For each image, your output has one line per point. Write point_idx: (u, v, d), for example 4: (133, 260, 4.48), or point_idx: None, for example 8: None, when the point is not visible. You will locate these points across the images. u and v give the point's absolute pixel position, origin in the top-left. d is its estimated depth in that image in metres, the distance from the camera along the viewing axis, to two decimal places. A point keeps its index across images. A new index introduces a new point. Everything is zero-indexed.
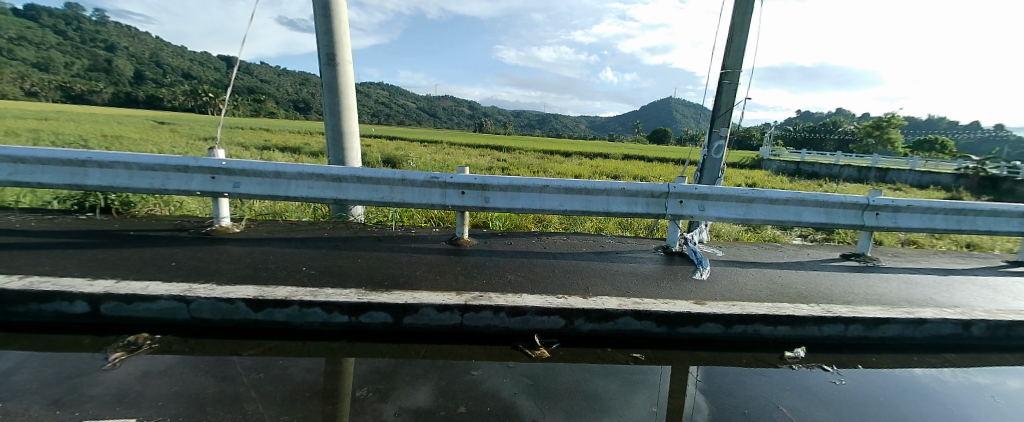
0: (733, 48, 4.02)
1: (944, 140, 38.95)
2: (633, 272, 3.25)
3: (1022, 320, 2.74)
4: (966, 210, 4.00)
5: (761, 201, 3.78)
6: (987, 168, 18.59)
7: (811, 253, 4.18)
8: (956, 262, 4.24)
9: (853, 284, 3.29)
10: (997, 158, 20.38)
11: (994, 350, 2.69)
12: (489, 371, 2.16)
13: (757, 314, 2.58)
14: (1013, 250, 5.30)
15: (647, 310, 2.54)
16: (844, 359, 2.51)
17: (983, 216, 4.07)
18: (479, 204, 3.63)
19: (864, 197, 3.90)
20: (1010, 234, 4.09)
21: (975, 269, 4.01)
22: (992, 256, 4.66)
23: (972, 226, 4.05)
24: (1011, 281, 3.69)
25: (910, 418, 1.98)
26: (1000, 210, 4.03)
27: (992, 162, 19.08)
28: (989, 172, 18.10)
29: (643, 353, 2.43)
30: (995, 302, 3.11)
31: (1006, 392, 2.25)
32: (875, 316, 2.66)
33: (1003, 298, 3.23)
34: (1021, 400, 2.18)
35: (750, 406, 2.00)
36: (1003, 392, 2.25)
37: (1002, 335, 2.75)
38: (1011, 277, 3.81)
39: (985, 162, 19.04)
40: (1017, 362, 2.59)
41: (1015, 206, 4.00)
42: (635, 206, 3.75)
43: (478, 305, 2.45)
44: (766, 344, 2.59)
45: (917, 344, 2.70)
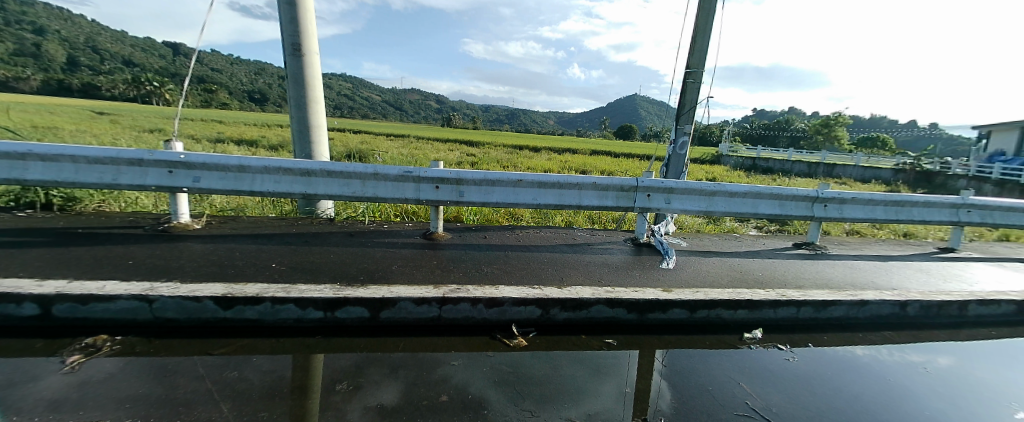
0: (697, 48, 4.22)
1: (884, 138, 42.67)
2: (604, 262, 3.37)
3: (947, 300, 3.07)
4: (903, 202, 4.39)
5: (722, 194, 3.99)
6: (924, 164, 20.43)
7: (766, 242, 4.47)
8: (894, 249, 4.66)
9: (804, 270, 3.56)
10: (928, 155, 22.37)
11: (925, 327, 3.01)
12: (468, 362, 2.20)
13: (719, 299, 2.76)
14: (945, 239, 5.87)
15: (619, 298, 2.65)
16: (796, 339, 2.72)
17: (918, 207, 4.48)
18: (453, 198, 3.64)
19: (814, 191, 4.20)
20: (940, 223, 4.53)
21: (910, 255, 4.43)
22: (926, 243, 5.14)
23: (908, 216, 4.45)
24: (940, 265, 4.11)
25: (850, 393, 2.19)
26: (932, 202, 4.45)
27: (927, 159, 20.92)
28: (924, 168, 19.84)
29: (616, 339, 2.55)
30: (927, 284, 3.46)
31: (933, 365, 2.54)
32: (824, 298, 2.90)
33: (934, 281, 3.59)
34: (945, 372, 2.48)
35: (713, 385, 2.16)
36: (930, 365, 2.54)
37: (932, 313, 3.07)
38: (938, 262, 4.24)
39: (920, 159, 20.89)
40: (944, 337, 2.91)
41: (944, 198, 4.43)
42: (606, 199, 3.86)
43: (457, 297, 2.47)
44: (727, 327, 2.77)
45: (861, 324, 2.97)
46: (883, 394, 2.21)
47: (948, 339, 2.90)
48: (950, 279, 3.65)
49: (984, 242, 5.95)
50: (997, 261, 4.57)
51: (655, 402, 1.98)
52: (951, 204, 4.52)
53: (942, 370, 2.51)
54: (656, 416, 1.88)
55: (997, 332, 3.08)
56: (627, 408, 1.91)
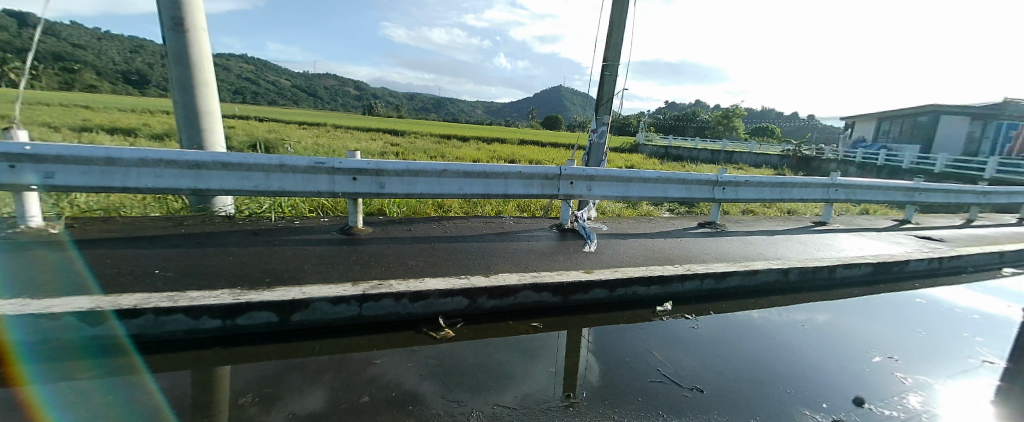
0: (613, 42, 4.42)
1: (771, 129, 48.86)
2: (531, 249, 3.44)
3: (818, 265, 3.61)
4: (786, 183, 5.05)
5: (637, 180, 4.27)
6: (803, 151, 23.76)
7: (677, 223, 4.89)
8: (779, 225, 5.37)
9: (708, 247, 3.95)
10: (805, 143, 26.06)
11: (801, 290, 3.51)
12: (392, 358, 2.11)
13: (635, 277, 2.95)
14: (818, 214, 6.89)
15: (544, 282, 2.71)
16: (700, 308, 3.02)
17: (797, 188, 5.17)
18: (373, 190, 3.44)
19: (714, 175, 4.66)
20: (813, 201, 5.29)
21: (791, 229, 5.12)
22: (803, 219, 5.99)
23: (790, 196, 5.13)
24: (813, 237, 4.81)
25: (743, 350, 2.51)
26: (807, 183, 5.18)
27: (804, 146, 24.35)
28: (802, 155, 23.08)
29: (541, 322, 2.62)
30: (803, 253, 4.03)
31: (806, 322, 2.98)
32: (722, 270, 3.25)
33: (809, 250, 4.19)
34: (814, 326, 2.93)
35: (631, 355, 2.33)
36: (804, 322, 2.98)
37: (807, 277, 3.59)
38: (811, 234, 4.95)
39: (800, 146, 24.22)
40: (814, 297, 3.43)
41: (815, 179, 5.18)
42: (531, 187, 3.92)
43: (378, 294, 2.35)
44: (642, 302, 2.99)
45: (753, 290, 3.38)
46: (767, 348, 2.57)
47: (817, 298, 3.43)
48: (820, 248, 4.30)
49: (844, 216, 7.09)
50: (853, 231, 5.47)
51: (582, 377, 2.08)
52: (820, 184, 5.29)
53: (813, 325, 2.96)
54: (582, 391, 1.97)
55: (852, 290, 3.70)
56: (557, 386, 1.98)
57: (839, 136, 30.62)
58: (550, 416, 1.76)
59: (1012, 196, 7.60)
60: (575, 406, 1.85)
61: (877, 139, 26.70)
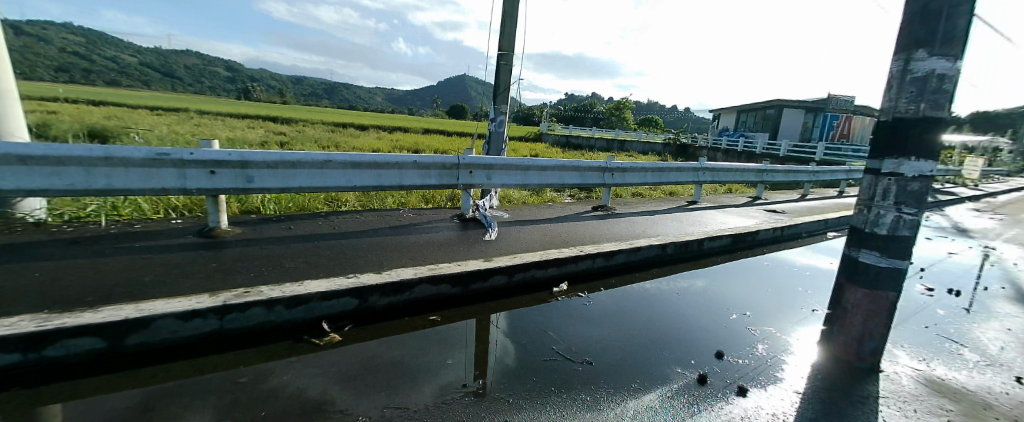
0: (507, 31, 4.43)
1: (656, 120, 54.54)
2: (429, 241, 3.33)
3: (689, 240, 4.10)
4: (665, 169, 5.62)
5: (535, 169, 4.40)
6: (680, 139, 26.91)
7: (573, 208, 5.16)
8: (660, 205, 5.99)
9: (600, 228, 4.23)
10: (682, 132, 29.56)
11: (676, 262, 3.98)
12: (266, 372, 1.86)
13: (532, 261, 3.03)
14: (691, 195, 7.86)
15: (441, 274, 2.63)
16: (591, 286, 3.27)
17: (674, 172, 5.80)
18: (240, 185, 3.02)
19: (604, 162, 5.01)
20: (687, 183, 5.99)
21: (670, 209, 5.75)
22: (679, 199, 6.77)
23: (669, 179, 5.72)
24: (686, 214, 5.46)
25: (625, 319, 2.87)
26: (682, 168, 5.84)
27: (681, 135, 27.60)
28: (680, 143, 26.15)
29: (440, 315, 2.56)
30: (678, 229, 4.55)
31: (676, 290, 3.43)
32: (612, 249, 3.51)
33: (683, 226, 4.74)
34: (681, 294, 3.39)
35: (538, 337, 2.48)
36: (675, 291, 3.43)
37: (681, 251, 4.06)
38: (685, 212, 5.62)
39: (678, 136, 27.41)
40: (685, 268, 3.92)
41: (687, 165, 5.87)
42: (428, 178, 3.79)
43: (243, 303, 2.06)
44: (540, 285, 3.09)
45: (637, 265, 3.73)
46: (643, 314, 2.98)
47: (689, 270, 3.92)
48: (691, 224, 4.89)
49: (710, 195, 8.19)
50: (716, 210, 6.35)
51: (497, 361, 2.16)
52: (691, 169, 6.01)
53: (680, 291, 3.44)
54: (498, 373, 2.06)
55: (716, 260, 4.30)
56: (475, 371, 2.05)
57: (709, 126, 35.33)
58: (470, 402, 1.79)
59: (827, 174, 9.50)
60: (486, 391, 1.89)
61: (738, 128, 31.29)
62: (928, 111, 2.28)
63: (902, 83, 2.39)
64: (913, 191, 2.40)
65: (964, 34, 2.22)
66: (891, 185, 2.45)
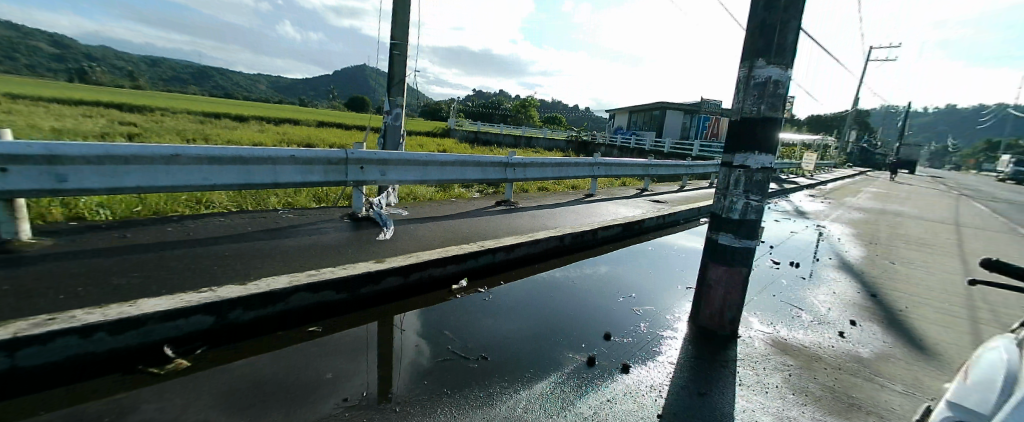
0: (400, 19, 4.24)
1: (562, 118, 57.56)
2: (314, 244, 3.05)
3: (585, 231, 4.37)
4: (563, 164, 5.95)
5: (434, 164, 4.29)
6: (582, 136, 28.69)
7: (476, 203, 5.13)
8: (560, 198, 6.31)
9: (502, 223, 4.26)
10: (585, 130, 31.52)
11: (572, 253, 4.22)
12: (90, 412, 1.53)
13: (429, 260, 2.94)
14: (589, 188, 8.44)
15: (321, 281, 2.42)
16: (491, 281, 3.30)
17: (571, 167, 6.17)
18: (49, 186, 2.45)
19: (506, 157, 5.08)
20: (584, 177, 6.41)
21: (569, 201, 6.06)
22: (578, 192, 7.18)
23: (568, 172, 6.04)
24: (583, 206, 5.81)
25: (527, 310, 2.97)
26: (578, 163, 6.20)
27: (583, 133, 29.51)
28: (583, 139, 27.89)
29: (322, 325, 2.36)
30: (575, 220, 4.81)
31: (572, 280, 3.63)
32: (513, 242, 3.57)
33: (580, 217, 5.02)
34: (575, 283, 3.59)
35: (450, 334, 2.47)
36: (570, 280, 3.63)
37: (577, 241, 4.31)
38: (582, 204, 5.95)
39: (580, 133, 29.19)
40: (579, 258, 4.18)
41: (583, 160, 6.27)
42: (310, 174, 3.48)
43: (48, 333, 1.66)
44: (437, 283, 3.02)
45: (537, 257, 3.86)
46: (545, 304, 3.11)
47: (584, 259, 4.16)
48: (587, 215, 5.20)
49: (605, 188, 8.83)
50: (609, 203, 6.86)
51: (412, 363, 2.12)
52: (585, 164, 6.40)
53: (574, 280, 3.65)
54: (412, 374, 2.02)
55: (609, 248, 4.62)
56: (384, 373, 1.99)
57: (609, 124, 38.19)
58: (382, 406, 1.74)
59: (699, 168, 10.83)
60: (397, 393, 1.85)
61: (630, 127, 34.43)
62: (766, 112, 2.69)
63: (748, 87, 2.77)
64: (757, 181, 2.79)
65: (793, 48, 2.64)
66: (741, 175, 2.83)
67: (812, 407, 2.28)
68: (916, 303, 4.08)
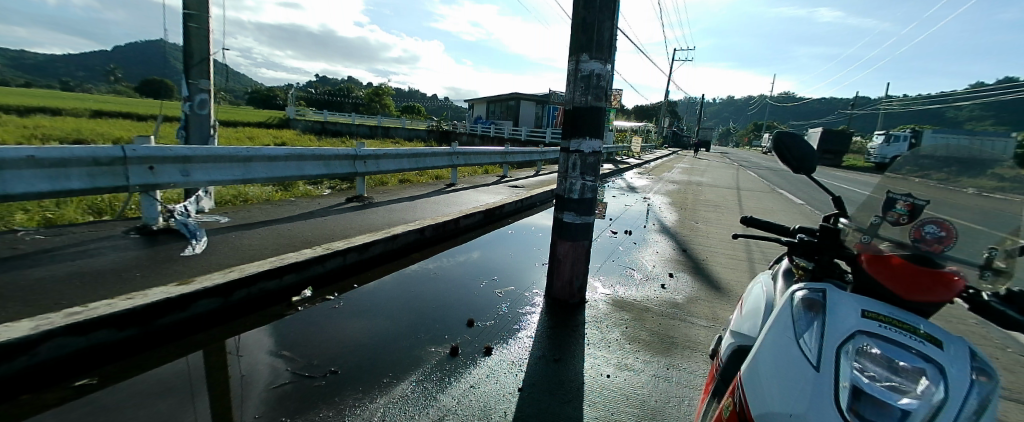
0: None
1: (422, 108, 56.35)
2: (87, 271, 2.40)
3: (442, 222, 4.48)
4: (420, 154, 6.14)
5: (258, 159, 3.91)
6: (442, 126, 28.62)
7: (321, 201, 4.86)
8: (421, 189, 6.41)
9: (353, 220, 4.11)
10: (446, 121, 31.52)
11: (430, 245, 4.29)
12: None
13: (257, 273, 2.62)
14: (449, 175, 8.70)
15: (92, 318, 1.92)
16: (339, 287, 3.11)
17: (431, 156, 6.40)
18: None
19: (353, 150, 5.01)
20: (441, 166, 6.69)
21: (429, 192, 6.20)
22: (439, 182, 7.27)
23: (425, 162, 6.29)
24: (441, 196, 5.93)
25: (387, 309, 2.86)
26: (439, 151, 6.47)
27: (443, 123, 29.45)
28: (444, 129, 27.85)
29: (99, 374, 1.87)
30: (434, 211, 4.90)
31: (432, 272, 3.66)
32: (363, 242, 3.45)
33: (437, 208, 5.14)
34: (434, 275, 3.62)
35: (302, 351, 2.23)
36: (429, 272, 3.66)
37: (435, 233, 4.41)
38: (442, 193, 6.03)
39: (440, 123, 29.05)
40: (438, 249, 4.29)
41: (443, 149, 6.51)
42: (67, 181, 2.73)
43: None
44: (271, 298, 2.72)
45: (392, 253, 3.78)
46: (407, 300, 3.04)
47: (441, 252, 4.20)
48: (445, 204, 5.43)
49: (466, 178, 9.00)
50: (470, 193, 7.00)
51: (275, 383, 1.92)
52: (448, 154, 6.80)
53: (434, 273, 3.67)
54: (276, 397, 1.83)
55: (467, 239, 4.77)
56: (221, 410, 1.70)
57: (470, 113, 38.88)
58: None
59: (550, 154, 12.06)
60: None
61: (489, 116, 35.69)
62: (593, 102, 3.00)
63: (576, 80, 3.04)
64: (590, 163, 3.12)
65: (609, 45, 2.99)
66: (577, 160, 3.12)
67: (643, 351, 2.69)
68: (710, 252, 5.20)
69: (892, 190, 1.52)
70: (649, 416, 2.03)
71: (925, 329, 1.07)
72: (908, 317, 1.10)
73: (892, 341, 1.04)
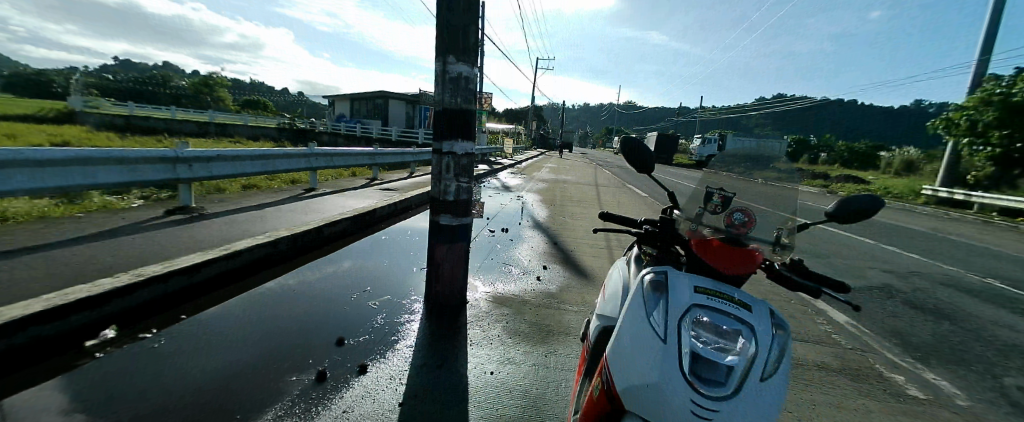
0: None
1: (271, 104, 49.58)
2: None
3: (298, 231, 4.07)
4: (266, 156, 5.61)
5: (20, 162, 2.93)
6: (297, 125, 25.73)
7: (132, 215, 4.10)
8: (270, 198, 5.95)
9: (178, 237, 3.54)
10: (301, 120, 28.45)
11: (285, 259, 3.86)
12: None
13: (24, 316, 1.95)
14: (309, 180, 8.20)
15: None
16: (161, 321, 2.51)
17: (279, 159, 5.91)
18: None
19: (173, 150, 4.23)
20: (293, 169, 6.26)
21: (280, 201, 5.81)
22: (294, 191, 6.74)
23: (273, 166, 5.79)
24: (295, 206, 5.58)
25: (232, 338, 2.40)
26: (288, 154, 6.05)
27: (298, 123, 26.46)
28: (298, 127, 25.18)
29: None
30: (286, 223, 4.55)
31: (290, 290, 3.24)
32: (193, 263, 2.88)
33: (289, 219, 4.81)
34: (293, 292, 3.20)
35: (104, 407, 1.70)
36: (286, 290, 3.23)
37: (291, 245, 3.99)
38: (293, 205, 5.69)
39: (294, 122, 26.02)
40: (295, 264, 3.87)
41: (292, 150, 6.09)
42: None
43: None
44: (51, 347, 2.04)
45: (234, 273, 3.27)
46: (258, 324, 2.60)
47: (297, 268, 3.76)
48: (297, 213, 5.15)
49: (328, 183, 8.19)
50: (333, 199, 6.37)
51: None
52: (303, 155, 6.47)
53: (293, 290, 3.25)
54: None
55: (329, 251, 4.38)
56: None
57: (330, 111, 35.49)
58: None
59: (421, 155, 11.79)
60: None
61: (354, 115, 33.16)
62: (462, 104, 2.99)
63: (444, 81, 2.98)
64: (462, 165, 3.10)
65: (475, 48, 3.01)
66: (449, 162, 3.06)
67: (523, 343, 2.78)
68: (577, 243, 5.70)
69: (711, 184, 1.84)
70: (530, 405, 2.10)
71: (739, 297, 1.30)
72: (726, 289, 1.32)
73: (717, 310, 1.23)
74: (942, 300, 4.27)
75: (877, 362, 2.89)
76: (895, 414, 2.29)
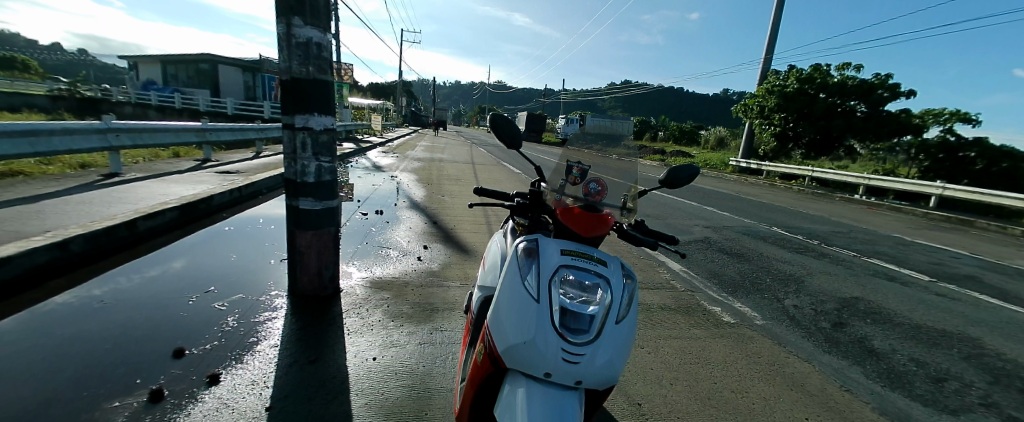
0: None
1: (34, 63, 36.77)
2: None
3: (101, 228, 3.25)
4: (37, 132, 4.31)
5: None
6: (81, 93, 19.66)
7: None
8: (49, 187, 4.62)
9: None
10: (88, 86, 21.84)
11: (83, 264, 3.04)
12: None
13: None
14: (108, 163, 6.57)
15: None
16: None
17: (57, 136, 4.61)
18: None
19: None
20: (81, 148, 4.96)
21: (67, 190, 4.57)
22: (87, 178, 5.33)
23: (49, 145, 4.49)
24: (91, 195, 4.44)
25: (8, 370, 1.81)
26: (70, 130, 4.75)
27: (83, 91, 20.24)
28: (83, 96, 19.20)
29: None
30: (79, 217, 3.59)
31: (94, 302, 2.56)
32: None
33: (85, 212, 3.79)
34: (99, 304, 2.53)
35: None
36: (88, 302, 2.54)
37: (91, 245, 3.16)
38: (90, 194, 4.51)
39: (76, 89, 19.84)
40: (100, 268, 3.08)
41: (76, 125, 4.80)
42: None
43: None
44: None
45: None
46: (51, 348, 2.01)
47: (102, 273, 2.99)
48: (95, 204, 4.08)
49: (138, 167, 6.52)
50: (149, 186, 5.12)
51: None
52: (92, 130, 5.12)
53: (101, 301, 2.58)
54: None
55: (148, 249, 3.58)
56: None
57: (133, 74, 27.85)
58: None
59: (266, 131, 10.19)
60: None
61: (171, 82, 26.88)
62: (316, 74, 2.68)
63: (291, 46, 2.62)
64: (322, 143, 2.80)
65: (326, 13, 2.71)
66: (306, 139, 2.73)
67: (407, 324, 2.73)
68: (456, 221, 5.74)
69: (570, 159, 2.02)
70: (416, 382, 2.10)
71: (596, 254, 1.48)
72: (586, 248, 1.49)
73: (579, 267, 1.39)
74: (739, 246, 5.56)
75: (701, 299, 3.65)
76: (713, 336, 2.95)
